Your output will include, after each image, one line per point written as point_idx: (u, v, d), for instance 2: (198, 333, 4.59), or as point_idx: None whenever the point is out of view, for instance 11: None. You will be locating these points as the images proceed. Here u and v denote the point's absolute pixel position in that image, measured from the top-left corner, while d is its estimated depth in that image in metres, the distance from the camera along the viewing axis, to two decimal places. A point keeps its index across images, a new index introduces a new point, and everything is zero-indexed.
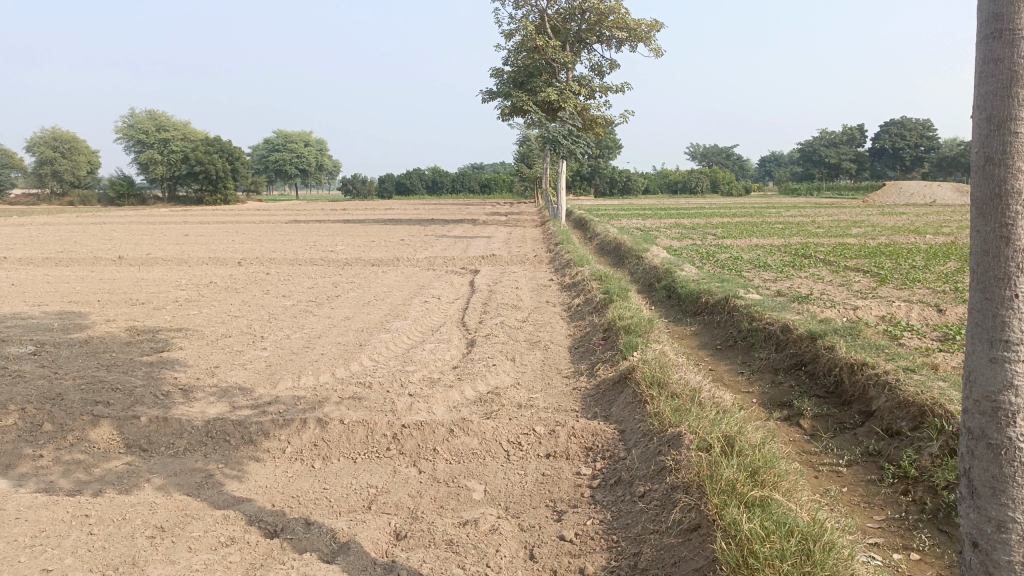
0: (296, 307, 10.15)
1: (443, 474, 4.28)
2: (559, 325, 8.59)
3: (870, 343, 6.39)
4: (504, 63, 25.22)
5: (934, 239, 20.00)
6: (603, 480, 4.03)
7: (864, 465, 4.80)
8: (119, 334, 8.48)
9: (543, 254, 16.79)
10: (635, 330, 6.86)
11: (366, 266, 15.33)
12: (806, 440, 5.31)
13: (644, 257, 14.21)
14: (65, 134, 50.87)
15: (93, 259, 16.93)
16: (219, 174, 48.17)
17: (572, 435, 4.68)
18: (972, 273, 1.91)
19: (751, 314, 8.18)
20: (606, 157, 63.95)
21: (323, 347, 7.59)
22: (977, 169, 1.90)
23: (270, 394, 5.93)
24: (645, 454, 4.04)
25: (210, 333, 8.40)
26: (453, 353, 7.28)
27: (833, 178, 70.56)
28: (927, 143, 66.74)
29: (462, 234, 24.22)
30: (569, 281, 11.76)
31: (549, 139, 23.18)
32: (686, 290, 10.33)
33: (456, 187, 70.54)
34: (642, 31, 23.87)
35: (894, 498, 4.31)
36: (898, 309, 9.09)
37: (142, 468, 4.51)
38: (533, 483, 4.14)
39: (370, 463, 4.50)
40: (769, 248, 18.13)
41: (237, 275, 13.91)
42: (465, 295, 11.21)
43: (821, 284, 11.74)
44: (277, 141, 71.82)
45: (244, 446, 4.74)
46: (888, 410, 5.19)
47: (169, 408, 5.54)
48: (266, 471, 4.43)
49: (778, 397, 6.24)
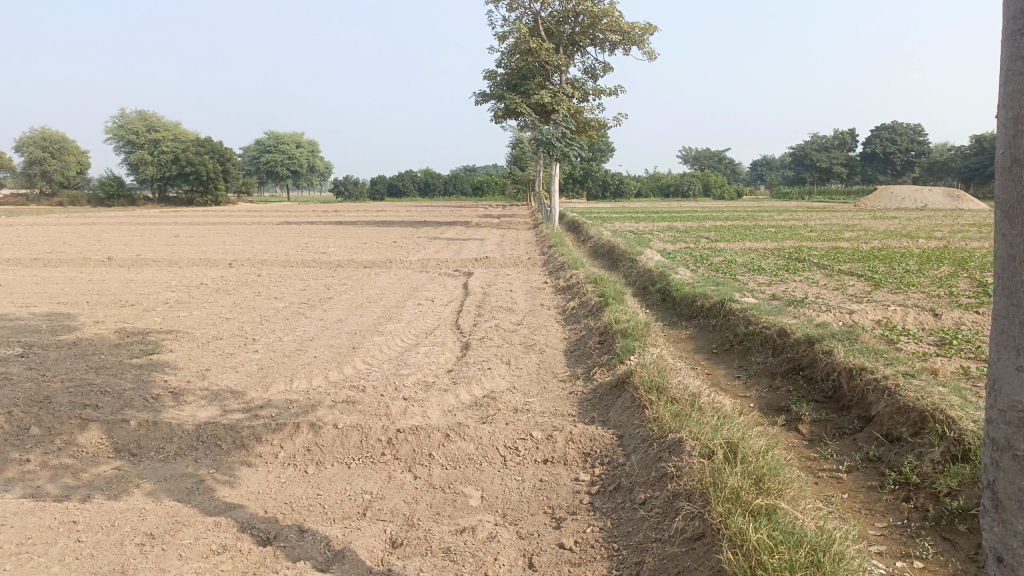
0: (288, 309, 10.04)
1: (439, 480, 4.21)
2: (554, 328, 8.53)
3: (868, 348, 6.36)
4: (498, 65, 25.18)
5: (926, 243, 20.07)
6: (602, 487, 3.97)
7: (865, 471, 4.76)
8: (109, 336, 8.37)
9: (537, 257, 16.74)
10: (632, 333, 6.81)
11: (358, 268, 15.24)
12: (805, 445, 5.27)
13: (638, 260, 14.17)
14: (55, 134, 50.51)
15: (82, 259, 16.77)
16: (210, 175, 47.95)
17: (570, 440, 4.61)
18: (998, 284, 1.90)
19: (748, 318, 8.14)
20: (598, 160, 64.00)
21: (316, 349, 7.50)
22: (1002, 179, 1.89)
23: (263, 397, 5.84)
24: (645, 460, 3.98)
25: (201, 335, 8.30)
26: (447, 357, 7.20)
27: (824, 182, 70.82)
28: (918, 148, 67.08)
29: (455, 236, 24.15)
30: (564, 284, 11.71)
31: (542, 141, 23.14)
32: (680, 294, 10.29)
33: (449, 190, 70.48)
34: (635, 34, 23.87)
35: (896, 505, 4.26)
36: (893, 314, 9.07)
37: (131, 473, 4.42)
38: (530, 489, 4.07)
39: (365, 469, 4.42)
40: (762, 251, 18.13)
41: (229, 276, 13.79)
42: (459, 298, 11.14)
43: (816, 288, 11.72)
44: (268, 142, 71.58)
45: (236, 451, 4.65)
46: (887, 415, 5.15)
47: (159, 412, 5.44)
48: (258, 476, 4.35)
49: (775, 402, 6.20)
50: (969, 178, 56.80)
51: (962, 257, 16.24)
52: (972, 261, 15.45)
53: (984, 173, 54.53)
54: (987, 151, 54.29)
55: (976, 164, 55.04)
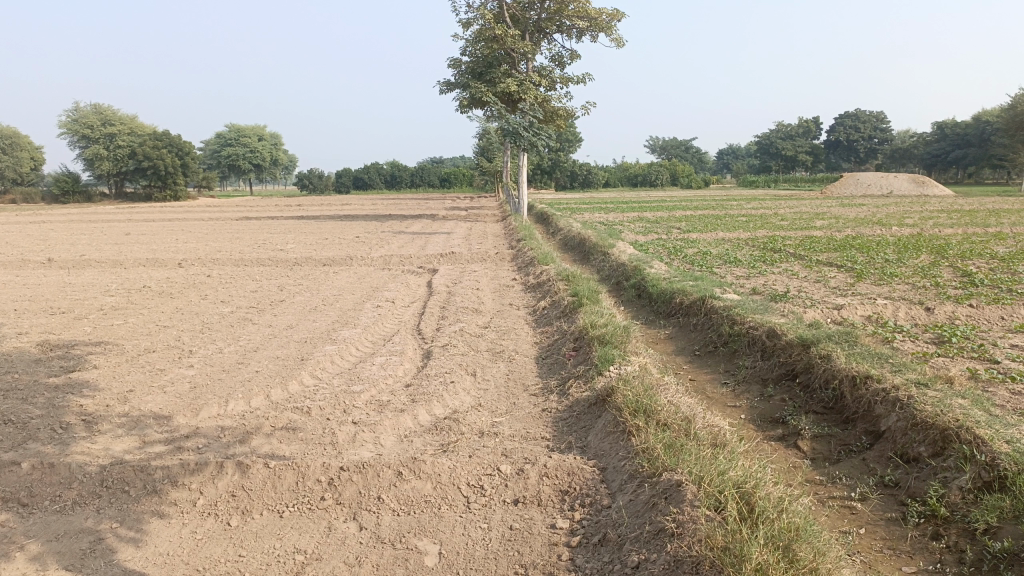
0: (235, 314, 9.23)
1: (389, 532, 3.51)
2: (524, 332, 7.84)
3: (871, 351, 5.77)
4: (462, 53, 24.40)
5: (900, 231, 19.73)
6: (584, 538, 3.30)
7: (882, 499, 4.16)
8: (29, 350, 7.50)
9: (505, 250, 16.07)
10: (611, 340, 6.15)
11: (317, 266, 14.41)
12: (807, 467, 4.68)
13: (610, 253, 13.54)
14: (7, 130, 48.64)
15: (21, 261, 15.69)
16: (168, 169, 46.60)
17: (544, 476, 3.92)
18: None
19: (732, 316, 7.54)
20: (566, 150, 63.37)
21: (259, 362, 6.73)
22: None
23: (190, 425, 5.07)
24: (636, 506, 3.31)
25: (132, 347, 7.48)
26: (406, 368, 6.48)
27: (790, 170, 71.21)
28: (881, 135, 67.87)
29: (420, 229, 23.37)
30: (534, 281, 11.04)
31: (509, 131, 22.44)
32: (657, 290, 9.67)
33: (416, 182, 69.75)
34: (602, 20, 23.19)
35: (924, 544, 3.66)
36: (883, 309, 8.52)
37: (16, 529, 3.65)
38: (498, 541, 3.38)
39: (299, 517, 3.70)
40: (737, 242, 17.64)
41: (176, 278, 12.88)
42: (422, 298, 10.41)
43: (796, 281, 11.18)
44: (229, 136, 69.88)
45: (147, 498, 3.91)
46: (900, 431, 4.57)
47: (66, 446, 4.67)
48: (172, 531, 3.61)
49: (769, 414, 5.60)
50: (931, 164, 57.43)
51: (939, 244, 15.85)
52: (950, 248, 15.09)
53: (945, 159, 55.22)
54: (948, 137, 55.00)
55: (938, 150, 55.74)
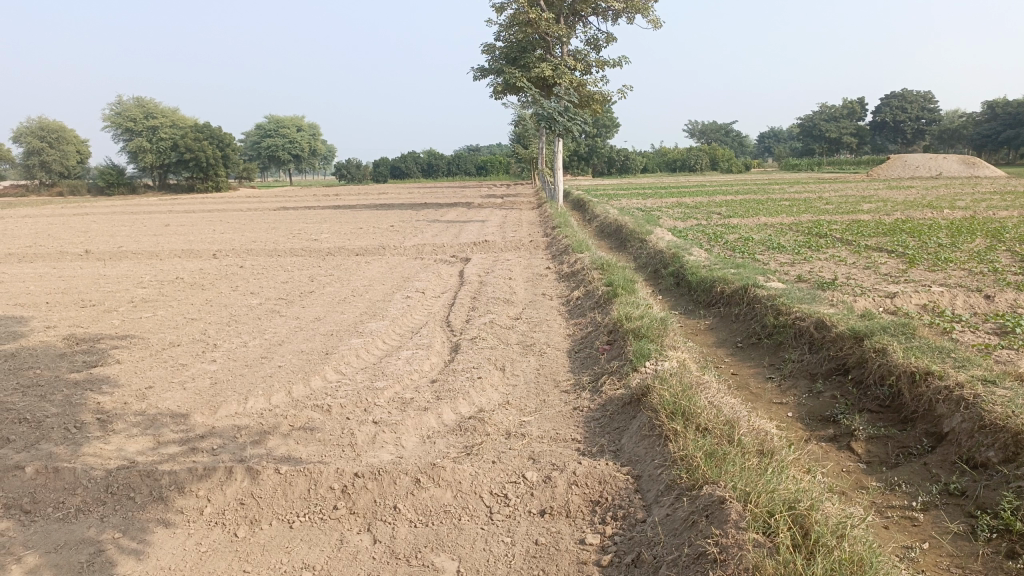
0: (263, 306, 9.05)
1: (404, 546, 3.25)
2: (557, 324, 7.53)
3: (931, 345, 5.33)
4: (497, 38, 24.01)
5: (951, 214, 18.96)
6: (616, 557, 3.00)
7: (947, 510, 3.77)
8: (55, 344, 7.40)
9: (540, 238, 15.73)
10: (647, 333, 5.81)
11: (350, 256, 14.25)
12: (862, 473, 4.30)
13: (647, 240, 13.12)
14: (53, 124, 49.44)
15: (60, 253, 15.77)
16: (209, 161, 47.15)
17: (573, 484, 3.62)
18: None
19: (777, 306, 7.12)
20: (603, 136, 62.59)
21: (283, 356, 6.52)
22: None
23: (206, 424, 4.87)
24: (674, 523, 2.99)
25: (157, 341, 7.33)
26: (433, 363, 6.22)
27: (833, 153, 69.51)
28: (929, 115, 65.82)
29: (455, 218, 23.16)
30: (568, 269, 10.70)
31: (544, 117, 22.03)
32: (696, 279, 9.26)
33: (452, 170, 69.60)
34: (639, 1, 22.60)
35: (998, 564, 3.27)
36: (939, 297, 8.02)
37: (14, 539, 3.46)
38: (522, 557, 3.09)
39: (310, 529, 3.45)
40: (780, 227, 17.08)
41: (208, 269, 12.80)
42: (453, 288, 10.16)
43: (843, 267, 10.67)
44: (268, 127, 70.44)
45: (152, 505, 3.69)
46: (966, 434, 4.17)
47: (78, 447, 4.49)
48: (175, 542, 3.39)
49: (819, 412, 5.22)
50: (981, 144, 55.53)
51: (995, 228, 15.13)
52: (1006, 231, 14.39)
53: (996, 140, 53.37)
54: (999, 116, 53.17)
55: (988, 130, 53.96)
